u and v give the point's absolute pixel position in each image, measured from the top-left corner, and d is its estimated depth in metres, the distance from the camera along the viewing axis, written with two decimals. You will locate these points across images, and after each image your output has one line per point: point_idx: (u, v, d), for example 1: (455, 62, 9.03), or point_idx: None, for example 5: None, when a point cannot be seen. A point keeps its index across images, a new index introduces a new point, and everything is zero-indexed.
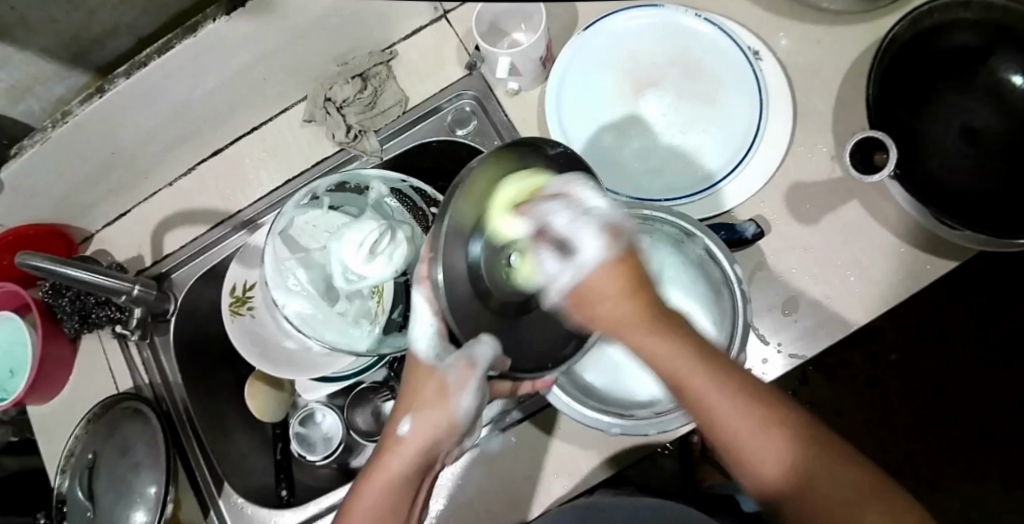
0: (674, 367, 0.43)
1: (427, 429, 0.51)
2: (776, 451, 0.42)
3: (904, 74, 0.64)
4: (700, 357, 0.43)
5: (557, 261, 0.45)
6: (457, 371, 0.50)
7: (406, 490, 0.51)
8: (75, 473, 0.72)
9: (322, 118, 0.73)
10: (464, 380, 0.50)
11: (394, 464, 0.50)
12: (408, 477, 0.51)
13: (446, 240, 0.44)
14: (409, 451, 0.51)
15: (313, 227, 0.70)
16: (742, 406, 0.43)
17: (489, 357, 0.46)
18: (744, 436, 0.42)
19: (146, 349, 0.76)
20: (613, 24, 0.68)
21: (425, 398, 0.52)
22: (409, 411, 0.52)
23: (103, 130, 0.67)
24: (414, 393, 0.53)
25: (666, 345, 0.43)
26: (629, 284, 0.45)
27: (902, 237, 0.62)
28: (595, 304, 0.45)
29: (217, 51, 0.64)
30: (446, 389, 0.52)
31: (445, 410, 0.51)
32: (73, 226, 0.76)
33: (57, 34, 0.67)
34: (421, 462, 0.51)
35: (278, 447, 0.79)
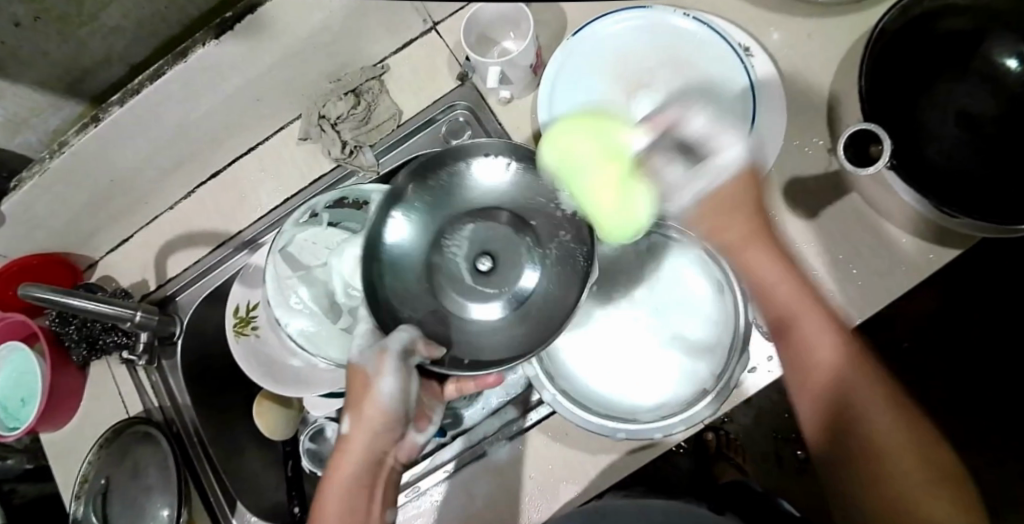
0: (773, 275, 0.52)
1: (361, 425, 0.56)
2: (840, 369, 0.49)
3: (898, 62, 0.64)
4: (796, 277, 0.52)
5: (678, 169, 0.54)
6: (374, 362, 0.56)
7: (362, 485, 0.55)
8: (89, 498, 0.72)
9: (318, 135, 0.73)
10: (381, 367, 0.56)
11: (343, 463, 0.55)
12: (358, 474, 0.55)
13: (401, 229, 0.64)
14: (352, 449, 0.55)
15: (314, 243, 0.70)
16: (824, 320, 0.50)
17: (402, 344, 0.57)
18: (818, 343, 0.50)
19: (154, 373, 0.76)
20: (601, 29, 0.68)
21: (355, 396, 0.56)
22: (347, 412, 0.57)
23: (99, 158, 0.68)
24: (350, 395, 0.57)
25: (771, 267, 0.53)
26: (749, 204, 0.54)
27: (905, 227, 0.61)
28: (728, 219, 0.54)
29: (207, 76, 0.65)
30: (368, 383, 0.56)
31: (372, 405, 0.55)
32: (78, 254, 0.77)
33: (50, 66, 0.68)
34: (367, 457, 0.56)
35: (289, 463, 0.80)
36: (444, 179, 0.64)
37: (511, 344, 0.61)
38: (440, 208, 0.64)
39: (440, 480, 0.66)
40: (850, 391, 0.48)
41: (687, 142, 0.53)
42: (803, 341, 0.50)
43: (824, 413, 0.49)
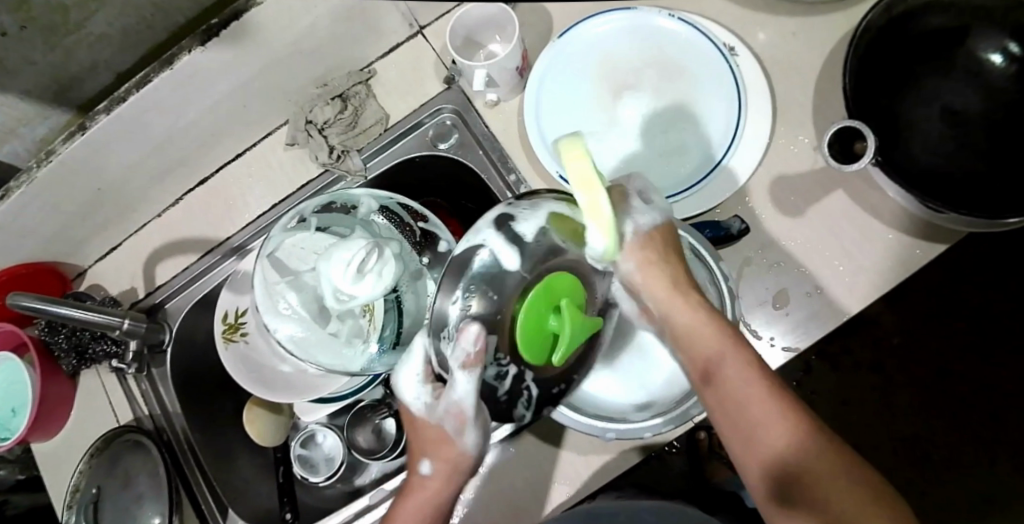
0: (706, 343, 0.51)
1: (443, 469, 0.56)
2: (789, 443, 0.46)
3: (882, 60, 0.64)
4: (731, 349, 0.50)
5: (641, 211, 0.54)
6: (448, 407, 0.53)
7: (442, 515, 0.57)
8: (80, 508, 0.72)
9: (304, 140, 0.73)
10: (459, 422, 0.53)
11: (417, 502, 0.56)
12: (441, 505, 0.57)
13: (374, 253, 0.60)
14: (434, 487, 0.56)
15: (301, 248, 0.68)
16: (761, 390, 0.48)
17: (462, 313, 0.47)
18: (759, 420, 0.47)
19: (143, 381, 0.76)
20: (585, 31, 0.68)
21: (435, 443, 0.55)
22: (428, 454, 0.56)
23: (86, 167, 0.67)
24: (421, 437, 0.57)
25: (706, 337, 0.51)
26: (669, 276, 0.53)
27: (891, 224, 0.62)
28: (655, 285, 0.53)
29: (193, 83, 0.65)
30: (446, 434, 0.55)
31: (452, 451, 0.55)
32: (66, 263, 0.77)
33: (37, 75, 0.68)
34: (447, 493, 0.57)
35: (279, 470, 0.79)
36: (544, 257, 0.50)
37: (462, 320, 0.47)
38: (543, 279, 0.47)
39: None
40: (807, 476, 0.45)
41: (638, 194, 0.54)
42: (755, 430, 0.47)
43: (779, 493, 0.46)
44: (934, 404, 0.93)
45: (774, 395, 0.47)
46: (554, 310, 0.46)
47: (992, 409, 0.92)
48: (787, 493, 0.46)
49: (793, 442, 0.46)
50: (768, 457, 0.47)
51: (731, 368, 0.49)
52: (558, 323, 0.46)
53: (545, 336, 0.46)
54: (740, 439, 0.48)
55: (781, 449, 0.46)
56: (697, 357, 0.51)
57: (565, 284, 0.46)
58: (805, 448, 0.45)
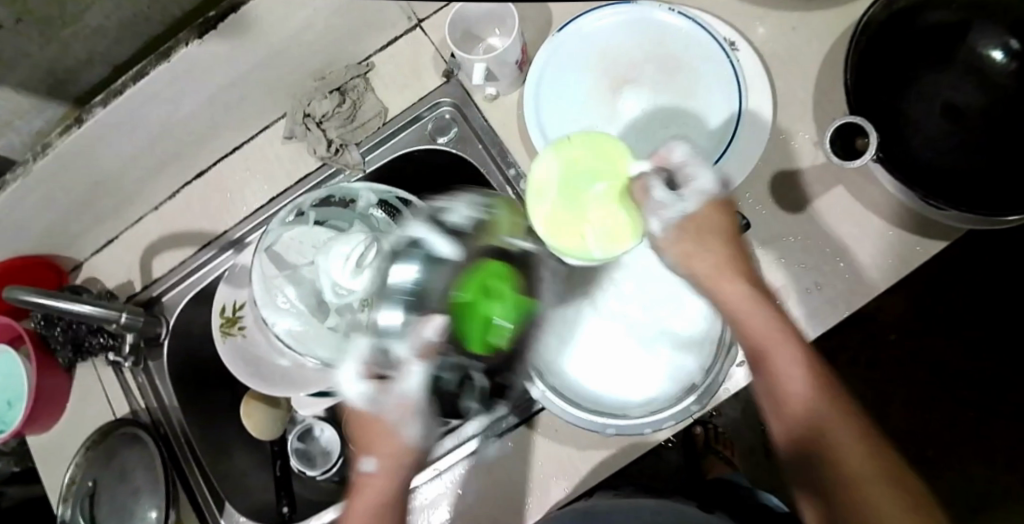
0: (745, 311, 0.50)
1: (387, 466, 0.53)
2: (817, 418, 0.47)
3: (883, 56, 0.64)
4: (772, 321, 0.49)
5: (664, 191, 0.49)
6: (395, 402, 0.52)
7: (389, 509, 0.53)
8: (77, 501, 0.72)
9: (302, 133, 0.72)
10: (404, 413, 0.52)
11: (364, 497, 0.53)
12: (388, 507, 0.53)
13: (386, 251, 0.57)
14: (379, 486, 0.53)
15: (303, 243, 0.67)
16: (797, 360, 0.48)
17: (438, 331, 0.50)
18: (791, 391, 0.47)
19: (140, 374, 0.76)
20: (585, 24, 0.68)
21: (379, 440, 0.53)
22: (370, 451, 0.54)
23: (83, 159, 0.67)
24: (367, 434, 0.54)
25: (746, 308, 0.49)
26: (711, 250, 0.51)
27: (890, 220, 0.62)
28: (693, 259, 0.50)
29: (191, 76, 0.64)
30: (389, 428, 0.53)
31: (396, 447, 0.53)
32: (62, 256, 0.76)
33: (32, 68, 0.68)
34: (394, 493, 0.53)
35: (277, 463, 0.78)
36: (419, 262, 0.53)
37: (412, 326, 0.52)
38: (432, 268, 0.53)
39: (430, 478, 0.65)
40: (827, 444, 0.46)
41: (672, 169, 0.50)
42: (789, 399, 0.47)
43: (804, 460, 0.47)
44: (930, 400, 0.93)
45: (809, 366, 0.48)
46: (489, 301, 0.50)
47: (989, 405, 0.92)
48: (809, 461, 0.47)
49: (822, 416, 0.46)
50: (796, 428, 0.47)
51: (772, 339, 0.48)
52: (495, 311, 0.50)
53: (484, 323, 0.50)
54: (772, 402, 0.49)
55: (809, 422, 0.47)
56: (739, 325, 0.50)
57: (494, 275, 0.51)
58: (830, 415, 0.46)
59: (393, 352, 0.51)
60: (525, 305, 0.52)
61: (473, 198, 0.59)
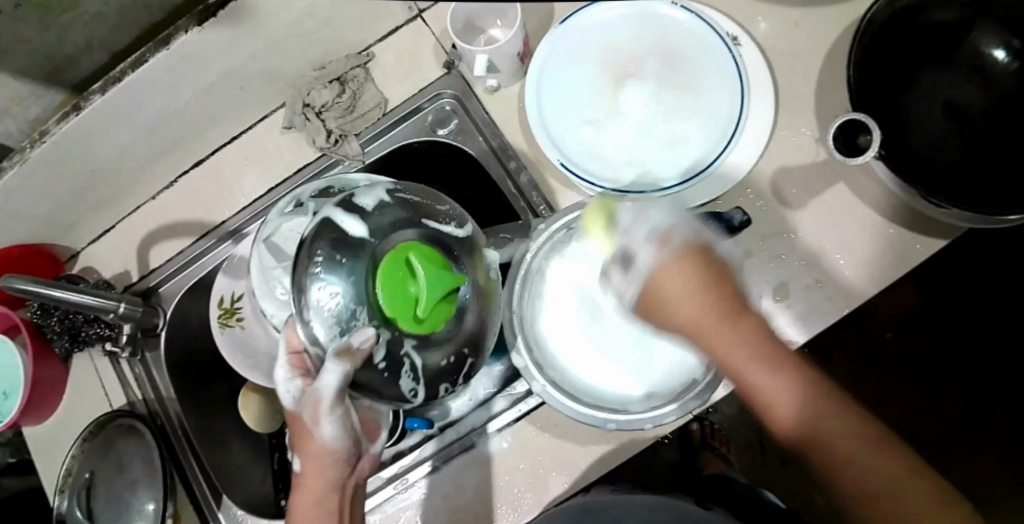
0: (706, 324, 0.45)
1: (314, 466, 0.51)
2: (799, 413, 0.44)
3: (886, 53, 0.63)
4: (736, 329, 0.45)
5: (620, 276, 0.48)
6: (306, 407, 0.48)
7: (331, 510, 0.51)
8: (74, 493, 0.72)
9: (302, 123, 0.72)
10: (316, 415, 0.48)
11: (303, 498, 0.51)
12: (320, 507, 0.50)
13: (368, 255, 0.45)
14: (308, 485, 0.51)
15: (299, 234, 0.66)
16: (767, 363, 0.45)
17: (366, 338, 0.43)
18: (767, 389, 0.45)
19: (137, 365, 0.75)
20: (587, 17, 0.68)
21: (302, 441, 0.51)
22: (298, 451, 0.52)
23: (79, 148, 0.66)
24: (297, 435, 0.52)
25: (708, 323, 0.45)
26: (682, 278, 0.45)
27: (890, 218, 0.62)
28: (659, 304, 0.46)
29: (190, 64, 0.63)
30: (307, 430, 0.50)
31: (317, 446, 0.50)
32: (59, 245, 0.76)
33: (30, 55, 0.67)
34: (326, 494, 0.51)
35: (275, 456, 0.80)
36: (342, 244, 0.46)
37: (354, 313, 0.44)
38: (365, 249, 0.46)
39: (424, 474, 0.65)
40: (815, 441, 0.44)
41: (625, 252, 0.48)
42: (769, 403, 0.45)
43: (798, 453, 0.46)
44: (926, 398, 0.94)
45: (778, 366, 0.45)
46: (406, 272, 0.42)
47: (985, 404, 0.93)
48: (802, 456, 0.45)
49: (804, 409, 0.44)
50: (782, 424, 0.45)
51: (734, 341, 0.45)
52: (415, 283, 0.42)
53: (406, 299, 0.42)
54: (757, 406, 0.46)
55: (793, 419, 0.44)
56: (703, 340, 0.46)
57: (422, 248, 0.43)
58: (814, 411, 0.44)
59: (320, 337, 0.46)
60: (456, 277, 0.43)
61: (464, 218, 0.52)
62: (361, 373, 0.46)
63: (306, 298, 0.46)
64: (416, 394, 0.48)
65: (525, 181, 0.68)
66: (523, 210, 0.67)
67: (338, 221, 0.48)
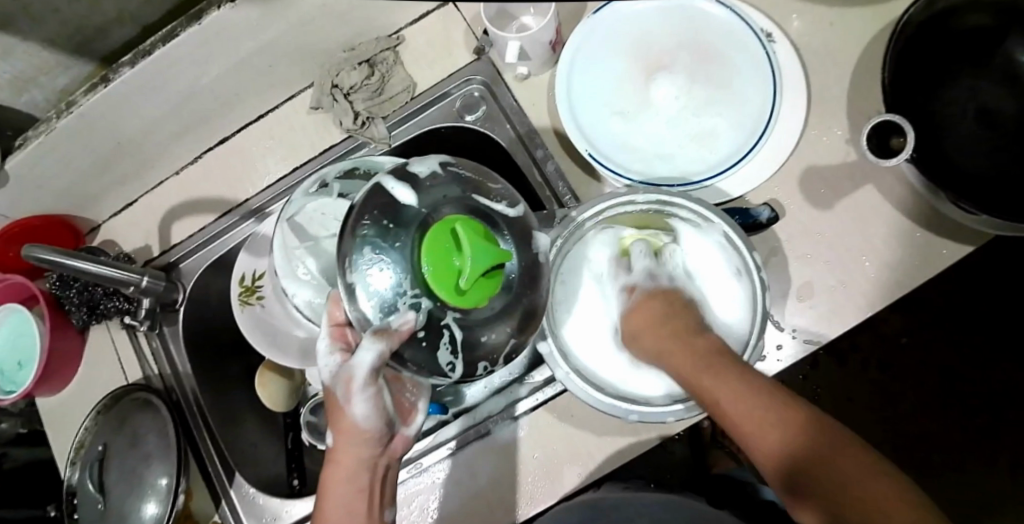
0: (689, 364, 0.51)
1: (345, 444, 0.52)
2: (783, 438, 0.46)
3: (921, 55, 0.63)
4: (719, 367, 0.50)
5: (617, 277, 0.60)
6: (340, 386, 0.50)
7: (360, 487, 0.52)
8: (86, 465, 0.72)
9: (330, 104, 0.72)
10: (348, 394, 0.50)
11: (335, 473, 0.52)
12: (349, 484, 0.52)
13: (417, 221, 0.45)
14: (338, 462, 0.52)
15: (323, 214, 0.65)
16: (751, 395, 0.48)
17: (405, 322, 0.44)
18: (749, 424, 0.47)
19: (155, 339, 0.76)
20: (622, 8, 0.67)
21: (334, 418, 0.52)
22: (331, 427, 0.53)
23: (106, 120, 0.66)
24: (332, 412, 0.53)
25: (686, 358, 0.51)
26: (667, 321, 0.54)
27: (918, 221, 0.61)
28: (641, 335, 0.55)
29: (221, 39, 0.63)
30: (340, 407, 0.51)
31: (348, 425, 0.51)
32: (80, 217, 0.76)
33: (60, 24, 0.67)
34: (355, 471, 0.52)
35: (289, 435, 0.81)
36: (390, 215, 0.46)
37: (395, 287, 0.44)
38: (410, 219, 0.46)
39: (441, 458, 0.65)
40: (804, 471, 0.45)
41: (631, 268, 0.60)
42: (751, 436, 0.47)
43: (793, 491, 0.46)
44: (937, 405, 0.94)
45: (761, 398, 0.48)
46: (451, 245, 0.42)
47: (995, 414, 0.93)
48: (794, 487, 0.46)
49: (788, 436, 0.46)
50: (770, 455, 0.47)
51: (712, 369, 0.50)
52: (459, 256, 0.41)
53: (449, 272, 0.41)
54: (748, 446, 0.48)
55: (777, 448, 0.46)
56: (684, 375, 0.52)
57: (468, 221, 0.43)
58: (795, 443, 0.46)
59: (365, 310, 0.46)
60: (501, 252, 0.42)
61: (516, 199, 0.51)
62: (398, 353, 0.47)
63: (352, 265, 0.46)
64: (453, 368, 0.48)
65: (551, 170, 0.67)
66: (549, 198, 0.67)
67: (388, 188, 0.48)
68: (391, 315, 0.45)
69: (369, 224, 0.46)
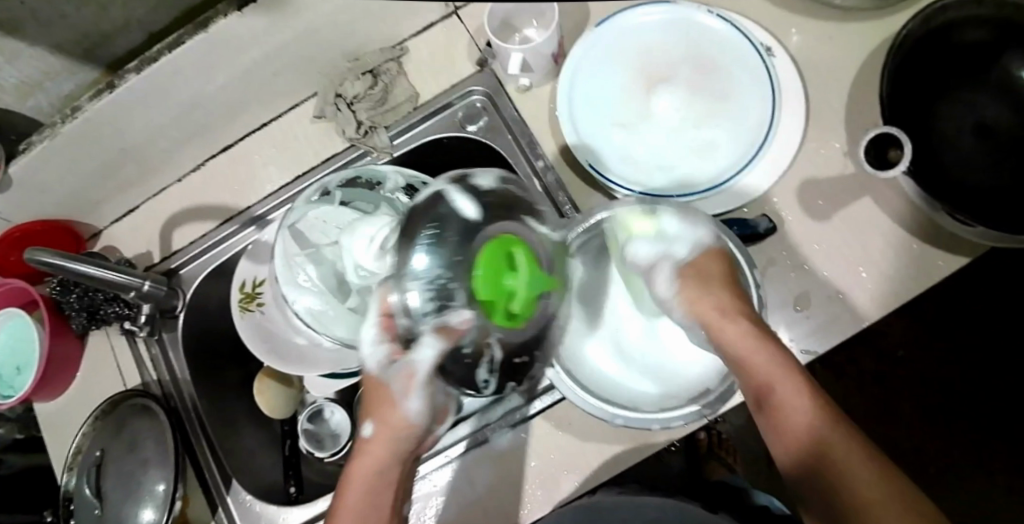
0: (736, 334, 0.53)
1: (385, 433, 0.56)
2: (814, 428, 0.49)
3: (919, 71, 0.64)
4: (764, 340, 0.52)
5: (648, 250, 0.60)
6: (399, 381, 0.55)
7: (390, 481, 0.56)
8: (83, 471, 0.72)
9: (333, 114, 0.72)
10: (406, 388, 0.55)
11: (369, 462, 0.56)
12: (380, 473, 0.56)
13: (479, 235, 0.48)
14: (372, 451, 0.56)
15: (325, 222, 0.67)
16: (790, 370, 0.51)
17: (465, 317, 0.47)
18: (783, 395, 0.50)
19: (154, 346, 0.75)
20: (624, 21, 0.68)
21: (378, 408, 0.57)
22: (371, 417, 0.57)
23: (112, 126, 0.67)
24: (372, 402, 0.58)
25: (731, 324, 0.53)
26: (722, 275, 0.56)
27: (915, 233, 0.62)
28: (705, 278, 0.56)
29: (228, 47, 0.64)
30: (392, 399, 0.56)
31: (396, 416, 0.56)
32: (82, 223, 0.76)
33: (70, 30, 0.68)
34: (388, 461, 0.56)
35: (286, 443, 0.79)
36: (449, 223, 0.49)
37: (451, 291, 0.47)
38: (469, 228, 0.49)
39: (441, 464, 0.65)
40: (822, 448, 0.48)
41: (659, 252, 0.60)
42: (787, 404, 0.50)
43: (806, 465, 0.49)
44: (934, 417, 0.94)
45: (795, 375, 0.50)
46: (506, 264, 0.46)
47: (993, 427, 0.93)
48: (809, 471, 0.49)
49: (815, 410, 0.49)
50: (793, 438, 0.50)
51: (759, 348, 0.51)
52: (513, 276, 0.46)
53: (503, 290, 0.46)
54: (772, 419, 0.51)
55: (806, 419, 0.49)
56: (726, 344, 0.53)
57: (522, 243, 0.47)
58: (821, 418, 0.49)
59: (413, 306, 0.49)
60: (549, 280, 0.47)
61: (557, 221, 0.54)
62: (452, 350, 0.49)
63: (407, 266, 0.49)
64: (488, 384, 0.52)
65: (552, 181, 0.67)
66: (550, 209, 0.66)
67: (453, 200, 0.50)
68: (447, 313, 0.48)
69: (428, 229, 0.49)
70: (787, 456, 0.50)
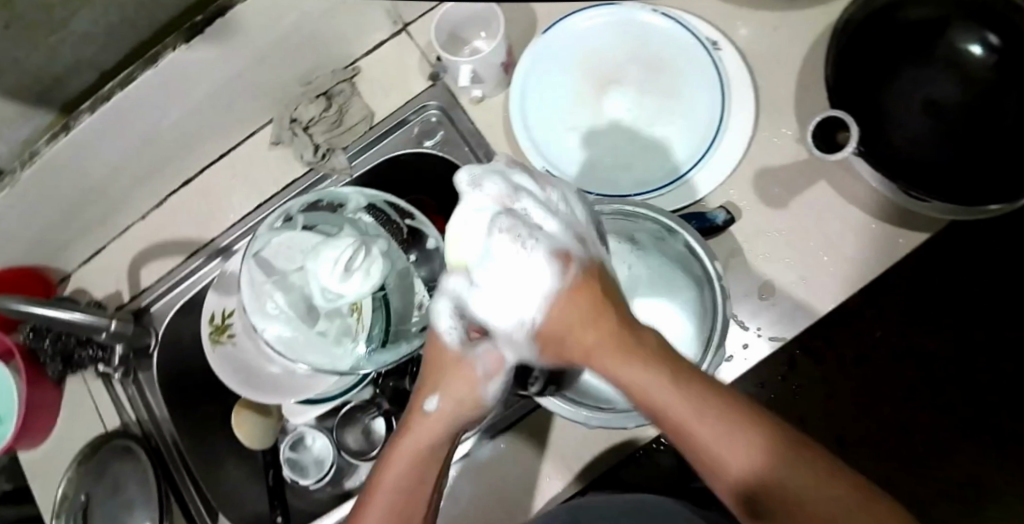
0: (623, 362, 0.41)
1: (451, 407, 0.50)
2: (749, 459, 0.38)
3: (864, 53, 0.65)
4: (658, 363, 0.41)
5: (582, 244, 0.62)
6: (486, 360, 0.51)
7: (435, 461, 0.51)
8: (69, 517, 0.71)
9: (289, 138, 0.73)
10: (493, 370, 0.51)
11: (420, 439, 0.49)
12: (434, 450, 0.50)
13: None
14: (433, 427, 0.50)
15: (288, 248, 0.66)
16: (685, 394, 0.39)
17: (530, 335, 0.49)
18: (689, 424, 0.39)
19: (131, 385, 0.75)
20: (571, 26, 0.69)
21: (450, 378, 0.51)
22: (436, 389, 0.51)
23: (70, 169, 0.67)
24: (438, 372, 0.51)
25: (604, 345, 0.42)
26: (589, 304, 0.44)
27: (873, 213, 0.62)
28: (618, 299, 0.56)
29: (179, 81, 0.64)
30: (474, 377, 0.51)
31: (471, 392, 0.50)
32: (49, 268, 0.76)
33: (22, 76, 0.68)
34: (443, 440, 0.50)
35: (270, 472, 0.78)
36: None
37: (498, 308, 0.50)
38: None
39: None
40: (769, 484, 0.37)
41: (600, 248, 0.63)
42: (703, 435, 0.39)
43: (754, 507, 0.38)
44: None
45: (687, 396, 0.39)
46: None
47: None
48: (757, 508, 0.38)
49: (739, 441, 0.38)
50: (728, 474, 0.38)
51: (652, 370, 0.40)
52: None
53: None
54: (698, 456, 0.39)
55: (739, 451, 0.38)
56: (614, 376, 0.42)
57: None
58: (756, 451, 0.38)
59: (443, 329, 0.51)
60: None
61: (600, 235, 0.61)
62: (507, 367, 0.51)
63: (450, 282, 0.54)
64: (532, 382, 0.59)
65: None
66: None
67: None
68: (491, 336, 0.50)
69: None
70: (732, 493, 0.39)
